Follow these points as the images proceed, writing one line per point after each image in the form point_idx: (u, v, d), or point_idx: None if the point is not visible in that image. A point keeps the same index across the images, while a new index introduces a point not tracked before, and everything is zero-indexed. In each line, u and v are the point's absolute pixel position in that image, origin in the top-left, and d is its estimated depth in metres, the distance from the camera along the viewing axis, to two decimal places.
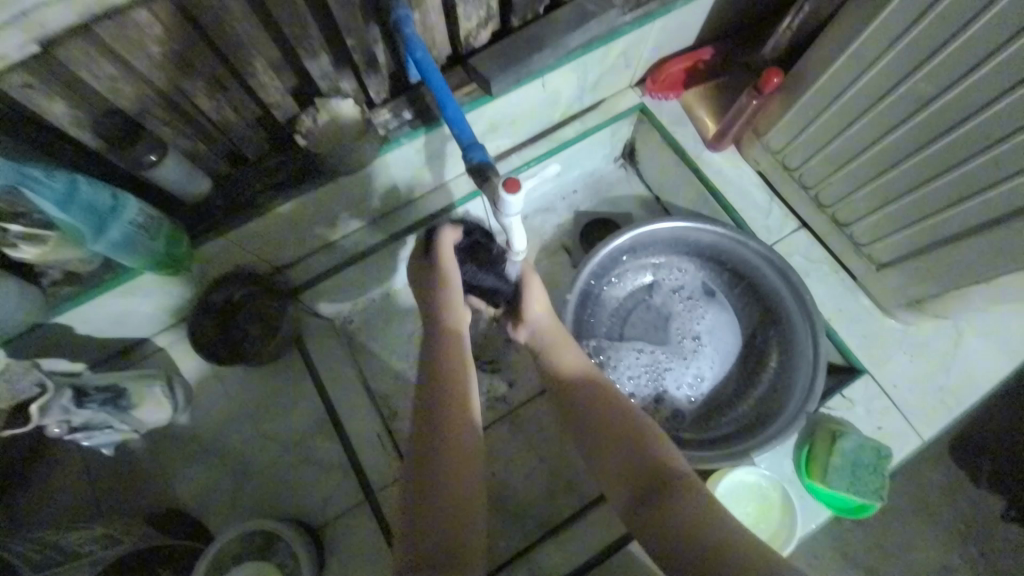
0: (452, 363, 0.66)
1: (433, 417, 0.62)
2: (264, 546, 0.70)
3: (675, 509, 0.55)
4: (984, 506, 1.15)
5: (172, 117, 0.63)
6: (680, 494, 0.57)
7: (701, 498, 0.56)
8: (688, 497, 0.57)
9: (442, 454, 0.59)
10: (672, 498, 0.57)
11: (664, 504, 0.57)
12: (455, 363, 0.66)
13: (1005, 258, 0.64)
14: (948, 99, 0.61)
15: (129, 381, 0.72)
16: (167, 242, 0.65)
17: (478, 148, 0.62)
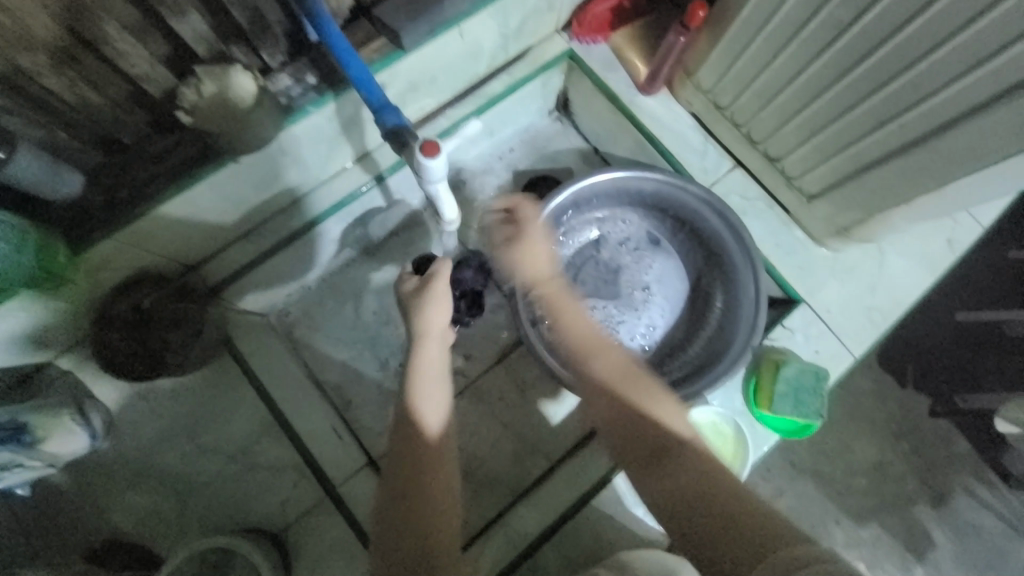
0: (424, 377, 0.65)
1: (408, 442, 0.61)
2: (221, 564, 0.65)
3: (682, 478, 0.55)
4: (910, 407, 1.28)
5: (17, 103, 0.54)
6: (684, 460, 0.57)
7: (705, 463, 0.56)
8: (693, 463, 0.57)
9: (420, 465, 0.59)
10: (674, 466, 0.57)
11: (666, 473, 0.57)
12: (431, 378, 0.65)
13: (921, 177, 0.67)
14: (866, 21, 0.61)
15: (30, 413, 0.65)
16: (38, 251, 0.56)
17: (391, 110, 0.56)
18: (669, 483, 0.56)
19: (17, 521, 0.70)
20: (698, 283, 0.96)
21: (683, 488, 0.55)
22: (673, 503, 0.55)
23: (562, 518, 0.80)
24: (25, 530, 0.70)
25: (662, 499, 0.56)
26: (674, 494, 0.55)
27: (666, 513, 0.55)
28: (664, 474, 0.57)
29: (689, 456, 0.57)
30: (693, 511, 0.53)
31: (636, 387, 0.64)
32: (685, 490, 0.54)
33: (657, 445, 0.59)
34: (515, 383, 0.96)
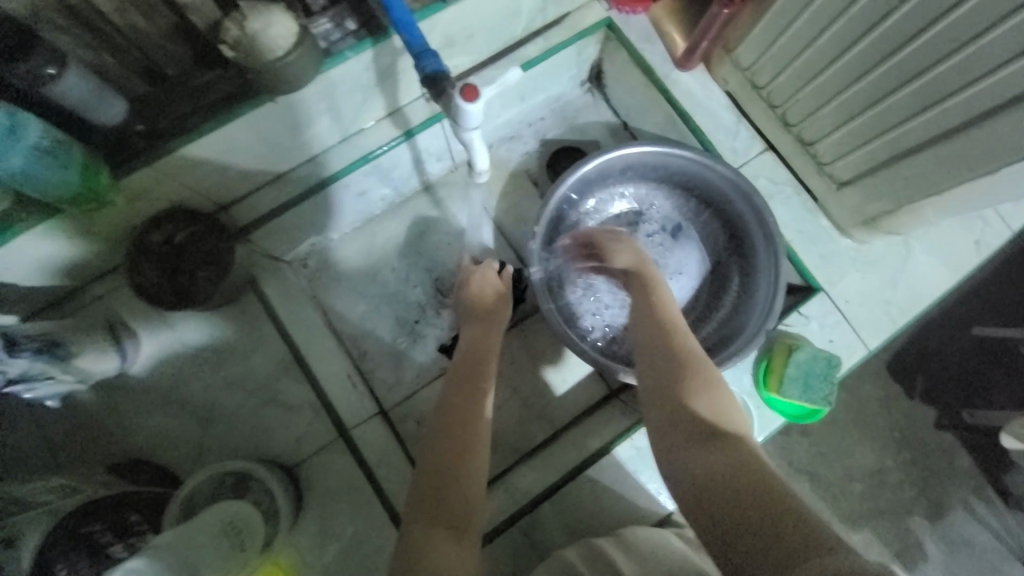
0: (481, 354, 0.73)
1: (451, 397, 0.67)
2: (237, 485, 0.69)
3: (719, 463, 0.52)
4: (918, 414, 1.27)
5: (70, 23, 0.56)
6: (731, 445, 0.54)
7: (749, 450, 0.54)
8: (739, 447, 0.54)
9: (457, 430, 0.62)
10: (721, 450, 0.53)
11: (711, 452, 0.54)
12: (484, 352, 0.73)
13: (960, 166, 0.66)
14: (916, 1, 0.59)
15: (63, 331, 0.67)
16: (83, 171, 0.58)
17: (431, 55, 0.56)
18: (712, 462, 0.52)
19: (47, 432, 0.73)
20: (716, 265, 0.96)
21: (725, 473, 0.51)
22: (711, 482, 0.51)
23: (564, 478, 0.82)
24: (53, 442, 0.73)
25: (699, 478, 0.52)
26: (716, 474, 0.51)
27: (703, 489, 0.51)
28: (707, 455, 0.53)
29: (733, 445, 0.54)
30: (734, 494, 0.49)
31: (694, 369, 0.62)
32: (719, 475, 0.51)
33: (707, 426, 0.56)
34: (525, 349, 0.97)
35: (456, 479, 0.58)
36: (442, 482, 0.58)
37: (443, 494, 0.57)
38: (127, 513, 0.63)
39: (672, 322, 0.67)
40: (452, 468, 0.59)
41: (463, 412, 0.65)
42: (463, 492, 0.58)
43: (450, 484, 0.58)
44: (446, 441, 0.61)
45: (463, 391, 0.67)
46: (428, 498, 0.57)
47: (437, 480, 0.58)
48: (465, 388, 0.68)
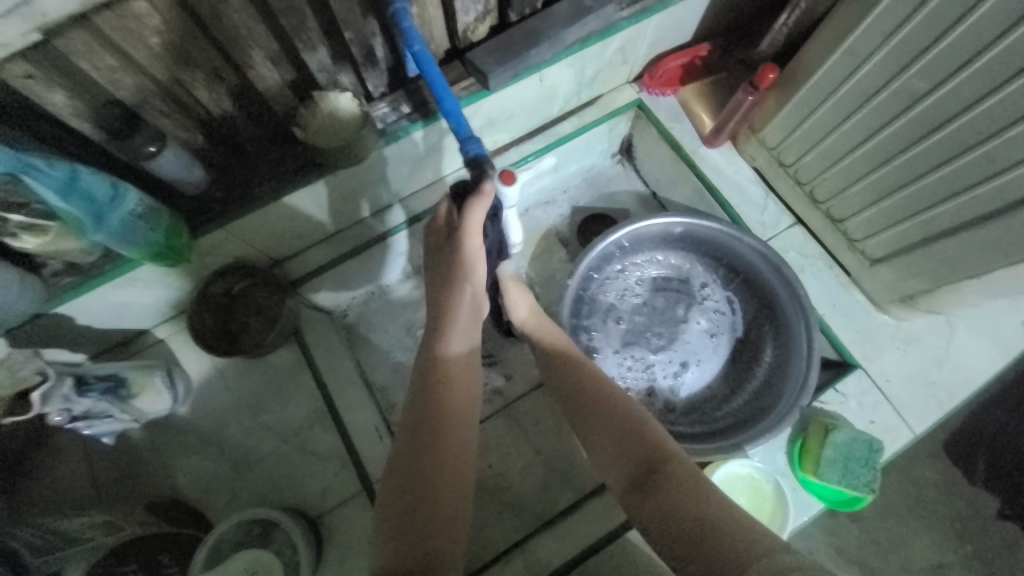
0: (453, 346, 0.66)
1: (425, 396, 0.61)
2: (263, 535, 0.70)
3: (668, 502, 0.54)
4: (978, 503, 1.18)
5: (173, 110, 0.64)
6: (671, 478, 0.56)
7: (694, 479, 0.56)
8: (681, 477, 0.56)
9: (439, 442, 0.58)
10: (665, 485, 0.55)
11: (656, 494, 0.55)
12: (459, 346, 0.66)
13: (997, 252, 0.65)
14: (940, 94, 0.61)
15: (129, 370, 0.73)
16: (167, 233, 0.66)
17: (474, 141, 0.63)
18: (660, 502, 0.54)
19: (98, 465, 0.78)
20: (748, 336, 0.95)
21: (674, 510, 0.52)
22: (666, 528, 0.52)
23: (586, 551, 0.79)
24: (99, 477, 0.78)
25: (656, 527, 0.53)
26: (667, 516, 0.52)
27: (666, 526, 0.52)
28: (657, 497, 0.55)
29: (676, 478, 0.56)
30: (686, 526, 0.50)
31: (623, 413, 0.65)
32: (675, 512, 0.52)
33: (647, 468, 0.58)
34: (551, 409, 0.98)
35: (450, 502, 0.55)
36: (439, 512, 0.54)
37: (433, 507, 0.54)
38: (157, 555, 0.69)
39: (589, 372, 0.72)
40: (443, 488, 0.55)
41: (446, 420, 0.60)
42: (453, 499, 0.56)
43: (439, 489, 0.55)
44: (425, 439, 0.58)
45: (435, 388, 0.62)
46: (420, 515, 0.53)
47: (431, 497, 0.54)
48: (438, 390, 0.62)
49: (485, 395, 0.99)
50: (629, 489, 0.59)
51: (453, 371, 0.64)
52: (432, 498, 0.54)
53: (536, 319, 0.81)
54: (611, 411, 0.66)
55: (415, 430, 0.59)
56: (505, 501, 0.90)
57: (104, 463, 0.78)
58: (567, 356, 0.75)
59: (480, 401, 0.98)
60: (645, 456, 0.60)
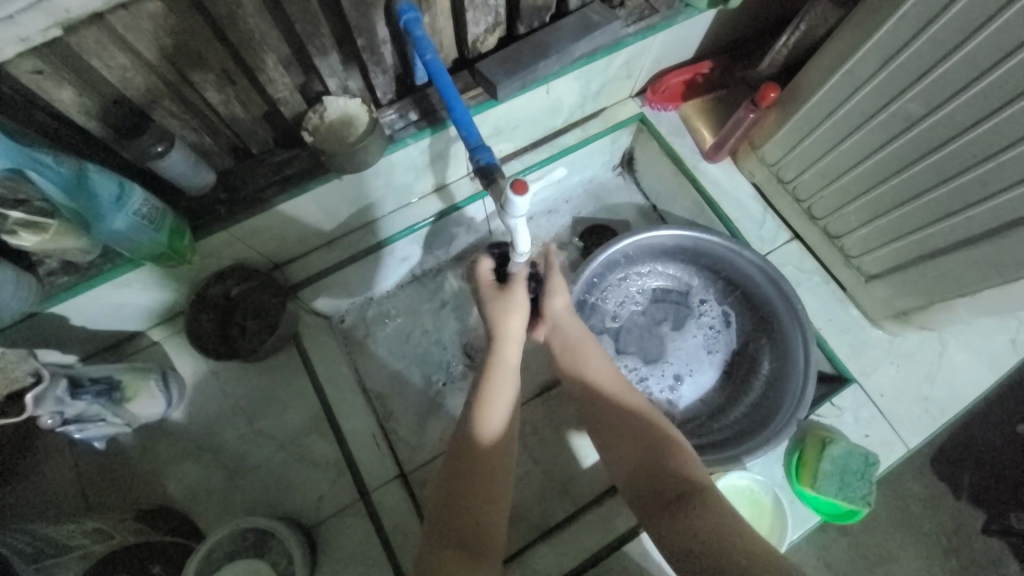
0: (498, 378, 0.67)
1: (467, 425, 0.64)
2: (257, 543, 0.69)
3: (695, 525, 0.54)
4: (965, 519, 1.20)
5: (181, 111, 0.63)
6: (700, 501, 0.57)
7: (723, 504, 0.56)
8: (709, 501, 0.56)
9: (479, 463, 0.62)
10: (693, 513, 0.55)
11: (684, 517, 0.55)
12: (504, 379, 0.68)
13: (990, 270, 0.67)
14: (937, 117, 0.63)
15: (124, 372, 0.71)
16: (171, 234, 0.65)
17: (485, 150, 0.63)
18: (688, 524, 0.54)
19: (86, 471, 0.76)
20: (745, 348, 0.96)
21: (699, 538, 0.53)
22: (696, 550, 0.52)
23: (586, 562, 0.78)
24: (86, 483, 0.75)
25: (680, 552, 0.53)
26: (695, 538, 0.53)
27: (694, 550, 0.52)
28: (684, 520, 0.55)
29: (705, 502, 0.56)
30: (711, 554, 0.51)
31: (654, 434, 0.64)
32: (706, 536, 0.52)
33: (673, 489, 0.59)
34: (550, 419, 0.97)
35: (483, 514, 0.59)
36: (470, 523, 0.58)
37: (470, 518, 0.59)
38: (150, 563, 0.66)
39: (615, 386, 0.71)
40: (475, 505, 0.59)
41: (487, 442, 0.63)
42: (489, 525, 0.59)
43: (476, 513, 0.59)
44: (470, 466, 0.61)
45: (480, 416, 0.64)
46: (455, 526, 0.58)
47: (463, 509, 0.59)
48: (479, 418, 0.64)
49: None
50: (658, 509, 0.59)
51: (496, 390, 0.66)
52: (469, 518, 0.58)
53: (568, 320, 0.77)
54: (640, 429, 0.65)
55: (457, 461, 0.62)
56: None
57: (92, 469, 0.76)
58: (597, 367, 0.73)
59: None
60: (671, 480, 0.59)
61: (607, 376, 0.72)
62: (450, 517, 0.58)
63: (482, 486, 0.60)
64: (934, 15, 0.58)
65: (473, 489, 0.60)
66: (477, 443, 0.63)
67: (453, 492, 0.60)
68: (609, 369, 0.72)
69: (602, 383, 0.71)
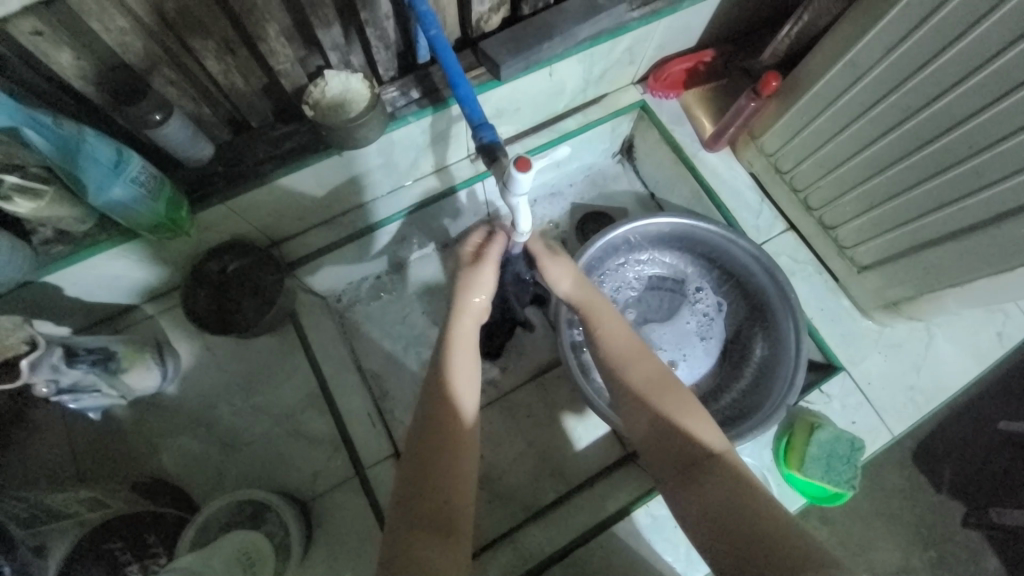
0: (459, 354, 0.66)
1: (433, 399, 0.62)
2: (255, 516, 0.69)
3: (713, 499, 0.55)
4: (944, 509, 1.23)
5: (180, 79, 0.62)
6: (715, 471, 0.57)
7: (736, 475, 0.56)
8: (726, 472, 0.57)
9: (443, 447, 0.59)
10: (712, 486, 0.56)
11: (702, 489, 0.56)
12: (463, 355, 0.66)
13: (980, 261, 0.68)
14: (935, 108, 0.64)
15: (119, 345, 0.71)
16: (168, 204, 0.64)
17: (488, 128, 0.63)
18: (709, 496, 0.55)
19: (78, 443, 0.75)
20: (738, 335, 0.98)
21: (719, 510, 0.54)
22: (715, 523, 0.53)
23: (576, 540, 0.80)
24: (79, 454, 0.75)
25: (700, 524, 0.54)
26: (712, 510, 0.54)
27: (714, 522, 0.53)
28: (703, 491, 0.56)
29: (721, 473, 0.57)
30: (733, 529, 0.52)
31: (670, 398, 0.62)
32: (724, 510, 0.53)
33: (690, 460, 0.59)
34: (545, 403, 0.98)
35: (450, 494, 0.57)
36: (438, 505, 0.56)
37: (436, 503, 0.56)
38: (144, 533, 0.67)
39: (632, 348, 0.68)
40: (443, 487, 0.57)
41: (450, 427, 0.60)
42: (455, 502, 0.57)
43: (442, 492, 0.56)
44: (434, 448, 0.58)
45: (439, 396, 0.62)
46: (421, 515, 0.55)
47: (431, 492, 0.56)
48: (445, 404, 0.62)
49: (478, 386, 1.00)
50: (675, 477, 0.59)
51: (455, 370, 0.65)
52: (436, 497, 0.56)
53: (577, 288, 0.74)
54: (659, 399, 0.63)
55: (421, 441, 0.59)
56: (495, 491, 0.91)
57: (84, 440, 0.76)
58: (613, 329, 0.69)
59: None
60: (691, 452, 0.59)
61: (620, 338, 0.68)
62: (418, 505, 0.55)
63: (445, 464, 0.58)
64: (936, 6, 0.59)
65: (440, 472, 0.57)
66: (444, 421, 0.60)
67: (420, 473, 0.57)
68: (623, 326, 0.70)
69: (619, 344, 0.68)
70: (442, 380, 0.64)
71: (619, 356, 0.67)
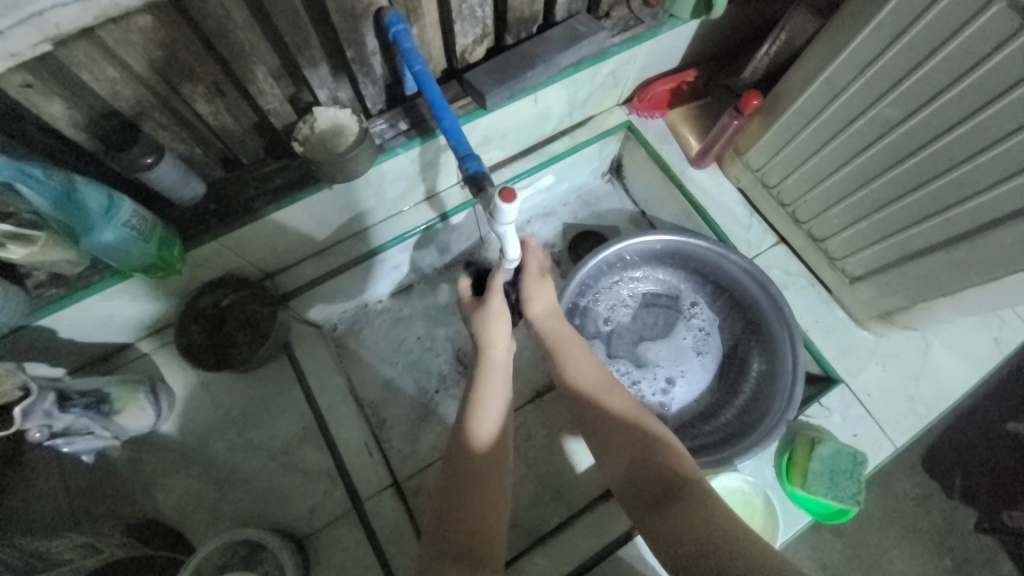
0: (487, 390, 0.68)
1: (460, 438, 0.64)
2: (249, 557, 0.68)
3: (683, 522, 0.54)
4: (957, 518, 1.21)
5: (171, 122, 0.63)
6: (690, 495, 0.57)
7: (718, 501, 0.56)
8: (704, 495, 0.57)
9: (478, 476, 0.60)
10: (675, 509, 0.56)
11: (673, 512, 0.56)
12: (491, 391, 0.68)
13: (969, 270, 0.68)
14: (914, 121, 0.65)
15: (113, 385, 0.71)
16: (161, 245, 0.65)
17: (474, 159, 0.64)
18: (678, 519, 0.55)
19: (74, 486, 0.75)
20: (735, 349, 0.98)
21: (682, 530, 0.54)
22: (688, 548, 0.52)
23: (580, 567, 0.78)
24: (75, 497, 0.74)
25: (665, 544, 0.54)
26: (683, 532, 0.53)
27: (683, 544, 0.53)
28: (675, 514, 0.56)
29: (698, 496, 0.57)
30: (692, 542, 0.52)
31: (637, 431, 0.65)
32: (692, 532, 0.53)
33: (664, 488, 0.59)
34: (544, 424, 0.98)
35: (481, 522, 0.58)
36: (469, 531, 0.56)
37: (466, 527, 0.57)
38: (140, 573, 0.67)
39: (603, 386, 0.72)
40: (475, 513, 0.58)
41: (486, 458, 0.62)
42: (490, 536, 0.57)
43: (478, 525, 0.57)
44: (465, 478, 0.60)
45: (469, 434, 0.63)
46: (453, 541, 0.56)
47: (460, 519, 0.57)
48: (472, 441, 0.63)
49: None
50: (649, 507, 0.59)
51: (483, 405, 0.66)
52: (468, 529, 0.57)
53: (553, 321, 0.79)
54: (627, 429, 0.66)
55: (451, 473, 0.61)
56: None
57: (81, 483, 0.75)
58: (585, 372, 0.73)
59: None
60: (656, 476, 0.61)
61: (593, 379, 0.73)
62: (446, 527, 0.57)
63: (481, 503, 0.59)
64: (908, 24, 0.60)
65: (468, 497, 0.59)
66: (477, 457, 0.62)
67: (454, 500, 0.59)
68: (595, 370, 0.74)
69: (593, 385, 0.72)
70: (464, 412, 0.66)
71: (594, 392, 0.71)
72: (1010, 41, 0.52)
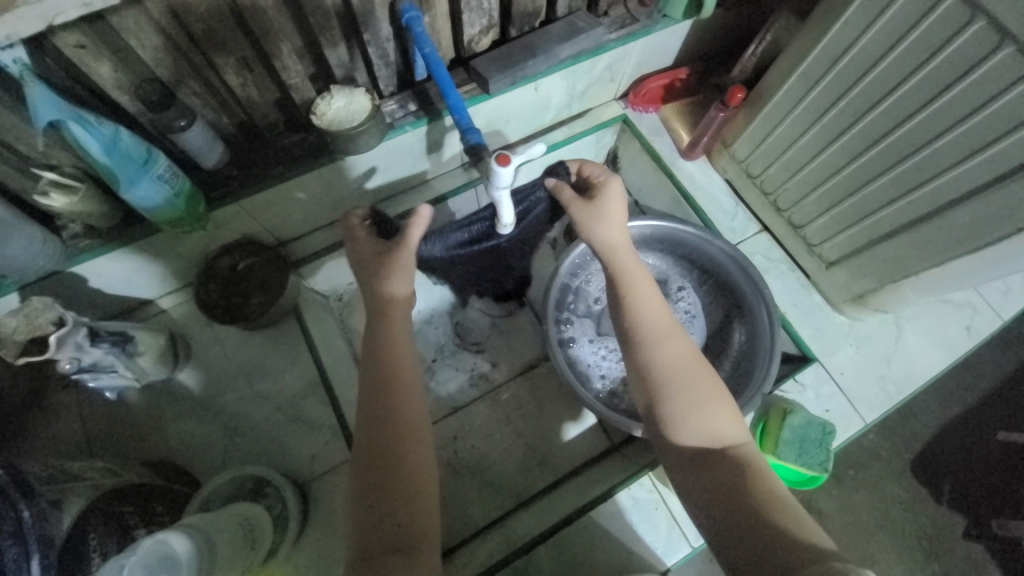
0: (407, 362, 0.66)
1: (378, 409, 0.61)
2: (254, 491, 0.74)
3: (723, 483, 0.56)
4: (940, 517, 1.25)
5: (202, 90, 0.70)
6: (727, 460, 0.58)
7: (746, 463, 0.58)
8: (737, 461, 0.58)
9: (397, 451, 0.58)
10: (717, 467, 0.57)
11: (711, 469, 0.57)
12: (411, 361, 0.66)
13: (932, 249, 0.73)
14: (879, 111, 0.71)
15: (136, 331, 0.77)
16: (187, 201, 0.71)
17: (475, 131, 0.70)
18: (722, 476, 0.56)
19: (93, 424, 0.81)
20: (718, 331, 1.03)
21: (722, 489, 0.55)
22: (727, 505, 0.54)
23: (557, 524, 0.80)
24: (92, 435, 0.80)
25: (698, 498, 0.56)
26: (726, 489, 0.55)
27: (720, 500, 0.55)
28: (710, 473, 0.57)
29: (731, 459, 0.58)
30: (730, 503, 0.54)
31: (696, 380, 0.63)
32: (735, 492, 0.54)
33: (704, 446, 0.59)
34: (534, 396, 1.03)
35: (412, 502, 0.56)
36: (403, 512, 0.55)
37: (394, 507, 0.55)
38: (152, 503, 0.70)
39: (669, 326, 0.68)
40: (404, 490, 0.56)
41: (403, 430, 0.60)
42: (419, 512, 0.56)
43: (403, 500, 0.56)
44: (387, 456, 0.58)
45: (382, 405, 0.61)
46: (385, 520, 0.54)
47: (391, 494, 0.56)
48: (393, 415, 0.61)
49: (472, 380, 1.04)
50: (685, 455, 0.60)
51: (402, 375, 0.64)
52: (399, 501, 0.55)
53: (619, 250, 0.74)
54: (680, 377, 0.63)
55: (374, 453, 0.58)
56: (487, 482, 0.94)
57: (99, 422, 0.81)
58: (657, 312, 0.69)
59: (468, 385, 1.04)
60: (701, 432, 0.60)
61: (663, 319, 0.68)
62: (375, 512, 0.55)
63: (406, 480, 0.57)
64: (871, 20, 0.66)
65: (396, 474, 0.57)
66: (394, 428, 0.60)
67: (378, 479, 0.57)
68: (663, 309, 0.69)
69: (658, 322, 0.68)
70: (382, 388, 0.63)
71: (658, 332, 0.67)
72: (963, 30, 0.58)
